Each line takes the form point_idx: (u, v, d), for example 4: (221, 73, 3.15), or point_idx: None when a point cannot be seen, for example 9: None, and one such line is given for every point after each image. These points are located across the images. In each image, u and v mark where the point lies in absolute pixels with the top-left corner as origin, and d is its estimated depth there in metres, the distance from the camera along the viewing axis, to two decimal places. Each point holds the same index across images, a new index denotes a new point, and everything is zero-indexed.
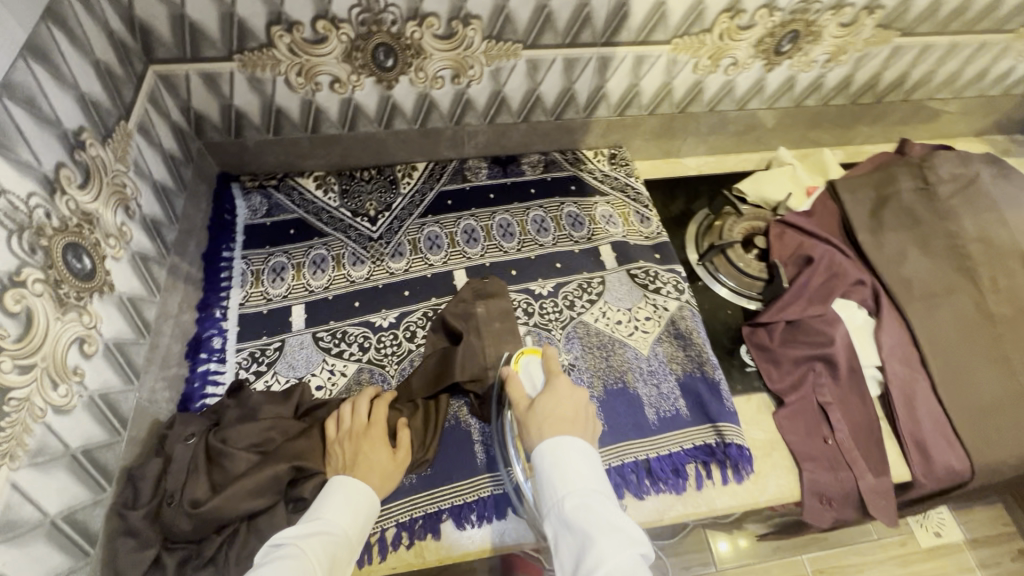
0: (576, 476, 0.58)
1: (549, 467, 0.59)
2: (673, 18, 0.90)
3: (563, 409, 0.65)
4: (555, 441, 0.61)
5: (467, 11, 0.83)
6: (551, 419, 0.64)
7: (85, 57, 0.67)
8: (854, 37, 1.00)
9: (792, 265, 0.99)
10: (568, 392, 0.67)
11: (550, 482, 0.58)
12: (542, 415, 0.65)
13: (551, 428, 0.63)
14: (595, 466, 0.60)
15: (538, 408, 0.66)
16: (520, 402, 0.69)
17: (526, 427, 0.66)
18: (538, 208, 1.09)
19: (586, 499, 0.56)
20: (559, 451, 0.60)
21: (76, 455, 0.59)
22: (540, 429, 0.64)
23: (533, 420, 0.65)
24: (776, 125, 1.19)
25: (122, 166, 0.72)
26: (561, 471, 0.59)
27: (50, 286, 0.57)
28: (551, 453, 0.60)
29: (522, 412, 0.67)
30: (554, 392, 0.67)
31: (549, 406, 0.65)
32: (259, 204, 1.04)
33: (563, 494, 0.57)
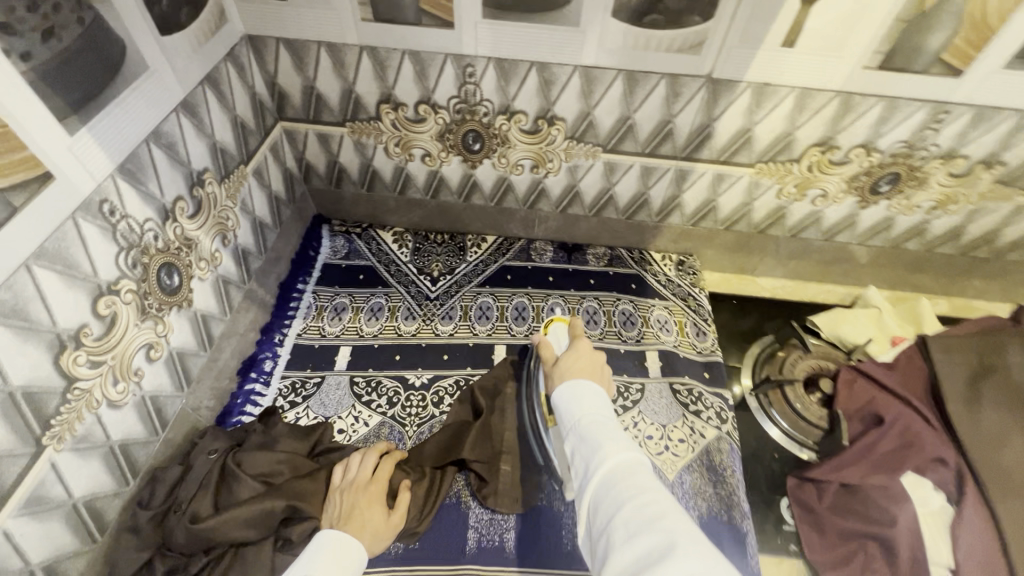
0: (594, 400, 0.60)
1: (566, 401, 0.62)
2: (759, 143, 0.89)
3: (583, 363, 0.69)
4: (573, 380, 0.64)
5: (553, 113, 0.89)
6: (572, 368, 0.69)
7: (226, 112, 0.81)
8: (967, 188, 0.92)
9: (857, 421, 0.89)
10: (588, 349, 0.72)
11: (568, 408, 0.61)
12: (563, 365, 0.70)
13: (572, 375, 0.67)
14: (608, 400, 0.62)
15: (561, 363, 0.70)
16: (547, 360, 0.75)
17: (549, 376, 0.71)
18: (593, 299, 1.09)
19: (599, 417, 0.58)
20: (576, 384, 0.63)
21: (114, 447, 0.65)
22: (561, 376, 0.68)
23: (557, 373, 0.70)
24: (869, 263, 1.10)
25: (230, 203, 0.84)
26: (579, 398, 0.61)
27: (138, 296, 0.67)
28: (569, 387, 0.63)
29: (549, 368, 0.73)
30: (575, 349, 0.72)
31: (570, 362, 0.70)
32: (340, 247, 1.14)
33: (580, 412, 0.59)
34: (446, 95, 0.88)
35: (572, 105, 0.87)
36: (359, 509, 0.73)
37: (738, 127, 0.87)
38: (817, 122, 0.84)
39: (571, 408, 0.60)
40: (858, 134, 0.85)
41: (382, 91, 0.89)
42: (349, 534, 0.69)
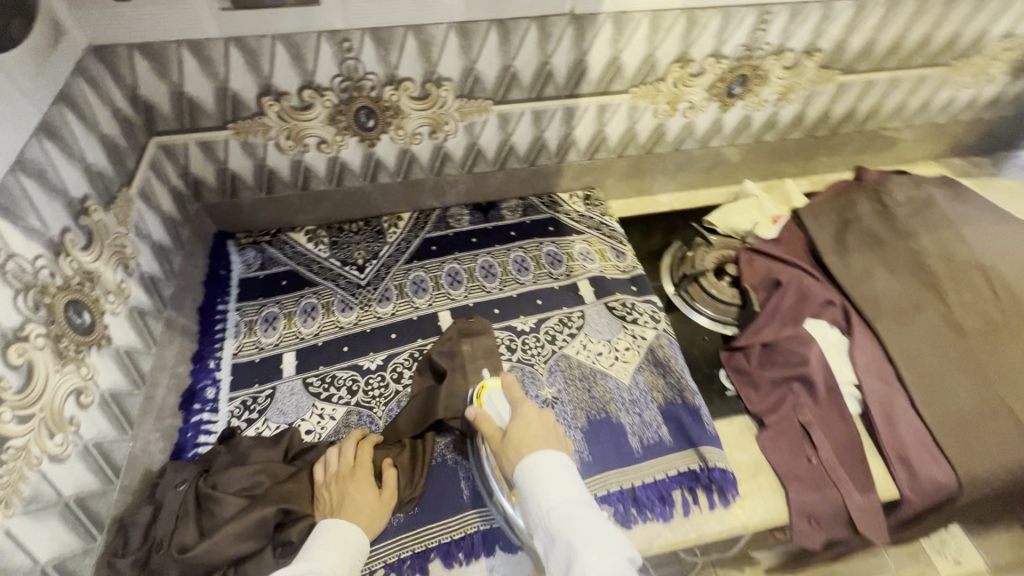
0: (557, 489, 0.65)
1: (531, 487, 0.66)
2: (628, 70, 0.98)
3: (534, 429, 0.72)
4: (531, 460, 0.68)
5: (439, 74, 0.91)
6: (525, 440, 0.71)
7: (92, 133, 0.74)
8: (800, 77, 1.08)
9: (763, 290, 1.03)
10: (534, 413, 0.74)
11: (536, 500, 0.65)
12: (516, 439, 0.72)
13: (529, 447, 0.70)
14: (574, 479, 0.67)
15: (511, 435, 0.72)
16: (492, 436, 0.75)
17: (504, 455, 0.72)
18: (519, 249, 1.14)
19: (570, 512, 0.62)
20: (539, 465, 0.67)
21: (69, 503, 0.61)
22: (519, 449, 0.70)
23: (512, 447, 0.71)
24: (740, 160, 1.26)
25: (124, 229, 0.78)
26: (544, 486, 0.65)
27: (51, 339, 0.61)
28: (531, 470, 0.67)
29: (499, 443, 0.74)
30: (521, 416, 0.74)
31: (520, 429, 0.72)
32: (253, 258, 1.09)
33: (548, 506, 0.64)
34: (329, 76, 0.88)
35: (455, 64, 0.90)
36: (351, 499, 0.74)
37: (607, 57, 0.95)
38: (671, 41, 0.95)
39: (537, 499, 0.65)
40: (706, 45, 0.97)
41: (259, 83, 0.86)
42: (346, 522, 0.71)
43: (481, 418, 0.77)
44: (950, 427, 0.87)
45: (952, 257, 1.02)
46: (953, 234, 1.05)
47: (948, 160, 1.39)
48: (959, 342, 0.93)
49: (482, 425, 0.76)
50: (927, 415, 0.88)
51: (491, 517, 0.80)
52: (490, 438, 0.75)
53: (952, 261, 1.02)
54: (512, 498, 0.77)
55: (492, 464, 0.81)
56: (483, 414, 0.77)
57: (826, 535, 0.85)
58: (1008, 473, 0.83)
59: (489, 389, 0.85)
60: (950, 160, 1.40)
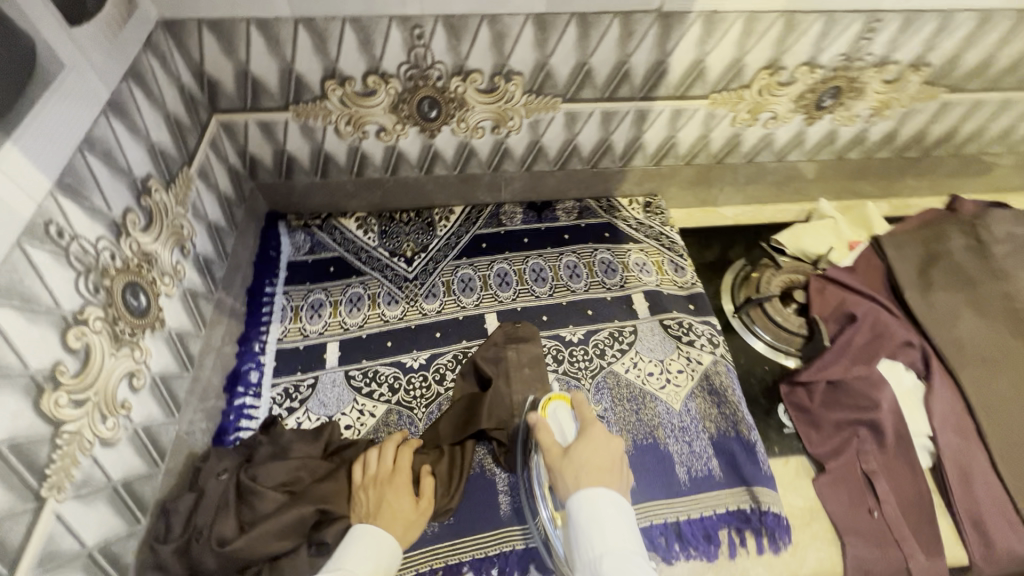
0: (612, 532, 0.60)
1: (584, 524, 0.61)
2: (711, 74, 0.91)
3: (600, 458, 0.67)
4: (592, 493, 0.63)
5: (509, 67, 0.86)
6: (588, 467, 0.66)
7: (158, 111, 0.73)
8: (900, 93, 0.98)
9: (833, 322, 0.96)
10: (604, 442, 0.68)
11: (586, 538, 0.60)
12: (578, 463, 0.66)
13: (590, 479, 0.64)
14: (629, 523, 0.62)
15: (574, 455, 0.67)
16: (550, 449, 0.70)
17: (559, 474, 0.67)
18: (571, 254, 1.10)
19: (623, 563, 0.58)
20: (596, 503, 0.62)
21: (117, 487, 0.61)
22: (578, 473, 0.65)
23: (570, 470, 0.66)
24: (817, 177, 1.17)
25: (182, 209, 0.77)
26: (599, 527, 0.61)
27: (108, 322, 0.61)
28: (587, 505, 0.62)
29: (557, 458, 0.68)
30: (590, 440, 0.68)
31: (585, 455, 0.67)
32: (303, 242, 1.08)
33: (600, 550, 0.59)
34: (395, 63, 0.84)
35: (527, 57, 0.85)
36: (386, 506, 0.72)
37: (691, 59, 0.88)
38: (764, 45, 0.87)
39: (588, 540, 0.60)
40: (802, 52, 0.89)
41: (325, 66, 0.83)
42: (379, 528, 0.70)
43: (543, 425, 0.72)
44: None
45: None
46: None
47: None
48: None
49: (540, 436, 0.72)
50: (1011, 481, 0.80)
51: (533, 537, 0.78)
52: (548, 451, 0.70)
53: None
54: (556, 522, 0.74)
55: (542, 480, 0.78)
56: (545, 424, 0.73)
57: None
58: None
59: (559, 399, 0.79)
60: None
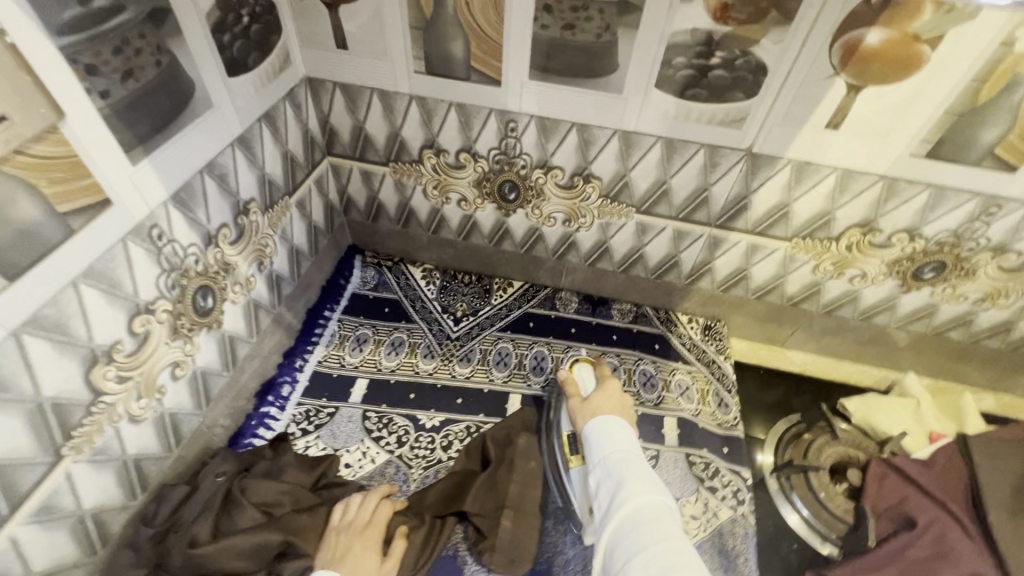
0: (622, 438, 0.69)
1: (598, 433, 0.71)
2: (796, 219, 0.88)
3: (612, 403, 0.79)
4: (607, 418, 0.73)
5: (590, 171, 0.90)
6: (602, 410, 0.77)
7: (279, 147, 0.85)
8: (1019, 284, 0.88)
9: (886, 521, 0.83)
10: (618, 392, 0.81)
11: (598, 442, 0.70)
12: (595, 407, 0.78)
13: (604, 414, 0.76)
14: (636, 440, 0.71)
15: (593, 402, 0.79)
16: (573, 396, 0.83)
17: (579, 414, 0.79)
18: (614, 355, 1.07)
19: (629, 456, 0.67)
20: (610, 420, 0.72)
21: (127, 461, 0.67)
22: (595, 411, 0.78)
23: (589, 410, 0.79)
24: (908, 348, 1.05)
25: (271, 231, 0.88)
26: (611, 436, 0.70)
27: (172, 316, 0.69)
28: (602, 423, 0.72)
29: (578, 402, 0.81)
30: (606, 391, 0.81)
31: (601, 401, 0.79)
32: (371, 278, 1.17)
33: (610, 450, 0.68)
34: (487, 146, 0.91)
35: (609, 166, 0.88)
36: (353, 556, 0.70)
37: (775, 201, 0.86)
38: (858, 204, 0.83)
39: (603, 443, 0.70)
40: (901, 219, 0.84)
41: (426, 137, 0.92)
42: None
43: (570, 378, 0.85)
44: None
45: None
46: None
47: None
48: None
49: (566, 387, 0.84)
50: None
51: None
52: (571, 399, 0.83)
53: None
54: (571, 464, 0.83)
55: (564, 428, 0.87)
56: (571, 378, 0.85)
57: None
58: None
59: (586, 364, 0.91)
60: None
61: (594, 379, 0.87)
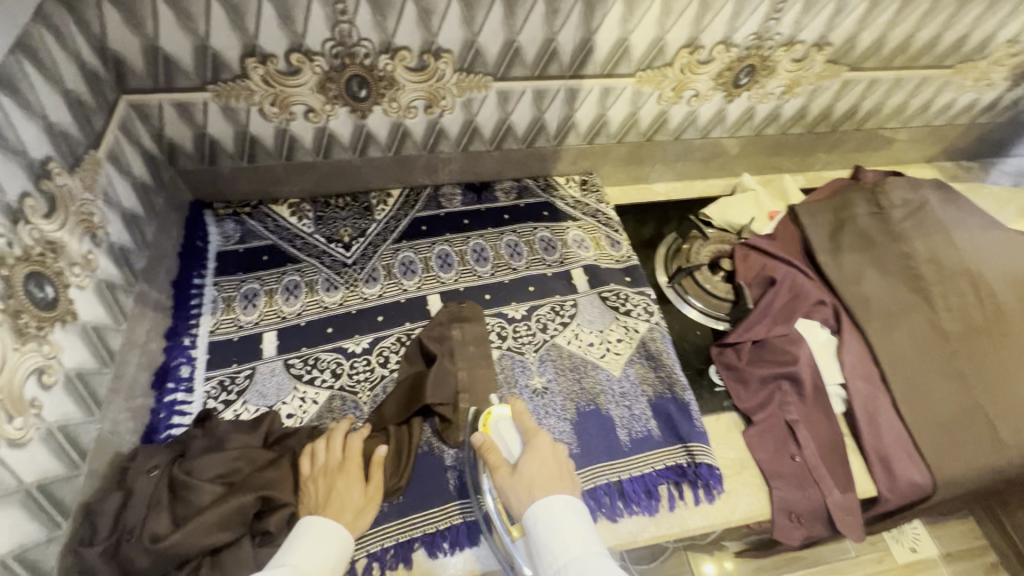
0: (572, 541, 0.58)
1: (543, 534, 0.59)
2: (635, 53, 0.94)
3: (549, 467, 0.66)
4: (547, 501, 0.61)
5: (438, 45, 0.86)
6: (539, 480, 0.64)
7: (56, 88, 0.68)
8: (806, 71, 1.06)
9: (757, 287, 1.02)
10: (551, 448, 0.68)
11: (546, 551, 0.58)
12: (527, 478, 0.65)
13: (544, 488, 0.63)
14: (589, 525, 0.60)
15: (523, 471, 0.65)
16: (499, 470, 0.67)
17: (509, 493, 0.65)
18: (511, 233, 1.11)
19: (586, 566, 0.55)
20: (554, 509, 0.60)
21: (31, 490, 0.57)
22: (530, 487, 0.64)
23: (522, 484, 0.64)
24: (739, 152, 1.24)
25: (91, 196, 0.73)
26: (558, 535, 0.58)
27: (8, 315, 0.56)
28: (545, 517, 0.60)
29: (505, 476, 0.66)
30: (537, 451, 0.68)
31: (534, 466, 0.66)
32: (232, 231, 1.04)
33: (562, 561, 0.56)
34: (319, 40, 0.81)
35: (455, 35, 0.85)
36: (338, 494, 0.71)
37: (615, 37, 0.91)
38: (682, 25, 0.91)
39: (550, 546, 0.58)
40: (717, 32, 0.94)
41: (243, 42, 0.79)
42: (330, 517, 0.68)
43: (489, 445, 0.70)
44: (929, 430, 0.88)
45: (942, 261, 1.02)
46: (946, 240, 1.04)
47: (944, 164, 1.40)
48: (945, 348, 0.94)
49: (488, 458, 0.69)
50: (910, 418, 0.90)
51: (472, 512, 0.78)
52: (496, 471, 0.68)
53: (940, 266, 1.02)
54: (513, 534, 0.68)
55: (495, 497, 0.71)
56: (490, 442, 0.70)
57: (805, 533, 0.86)
58: (984, 477, 0.86)
59: (500, 415, 0.76)
60: (942, 163, 1.41)
61: (519, 433, 0.72)
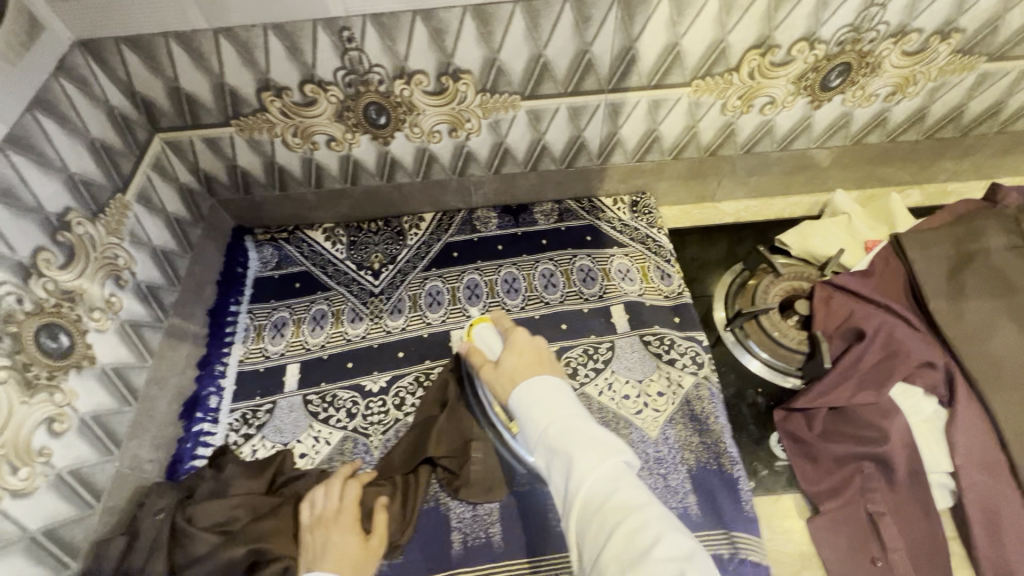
0: (550, 407, 0.54)
1: (525, 409, 0.56)
2: (690, 58, 0.79)
3: (527, 358, 0.65)
4: (526, 384, 0.58)
5: (455, 66, 0.78)
6: (518, 370, 0.63)
7: (78, 139, 0.70)
8: (925, 65, 0.83)
9: (838, 339, 0.84)
10: (526, 342, 0.67)
11: (529, 421, 0.55)
12: (507, 369, 0.64)
13: (522, 373, 0.61)
14: (572, 397, 0.56)
15: (503, 364, 0.65)
16: (484, 368, 0.68)
17: (494, 385, 0.65)
18: (548, 261, 1.01)
19: (568, 423, 0.52)
20: (533, 387, 0.57)
21: (35, 536, 0.60)
22: (509, 377, 0.63)
23: (502, 375, 0.64)
24: (832, 164, 1.03)
25: (115, 239, 0.75)
26: (538, 404, 0.55)
27: (16, 371, 0.59)
28: (526, 394, 0.56)
29: (490, 372, 0.66)
30: (513, 345, 0.67)
31: (512, 359, 0.65)
32: (270, 256, 1.05)
33: (543, 424, 0.53)
34: (330, 69, 0.77)
35: (473, 53, 0.76)
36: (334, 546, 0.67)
37: (663, 43, 0.77)
38: (748, 22, 0.75)
39: (532, 417, 0.55)
40: (797, 26, 0.76)
41: (257, 77, 0.77)
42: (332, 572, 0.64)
43: (472, 350, 0.71)
44: None
45: None
46: None
47: None
48: None
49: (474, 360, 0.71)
50: None
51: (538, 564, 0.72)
52: (482, 369, 0.68)
53: None
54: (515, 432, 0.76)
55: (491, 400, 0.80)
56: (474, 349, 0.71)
57: None
58: None
59: (483, 321, 0.77)
60: None
61: (500, 336, 0.73)
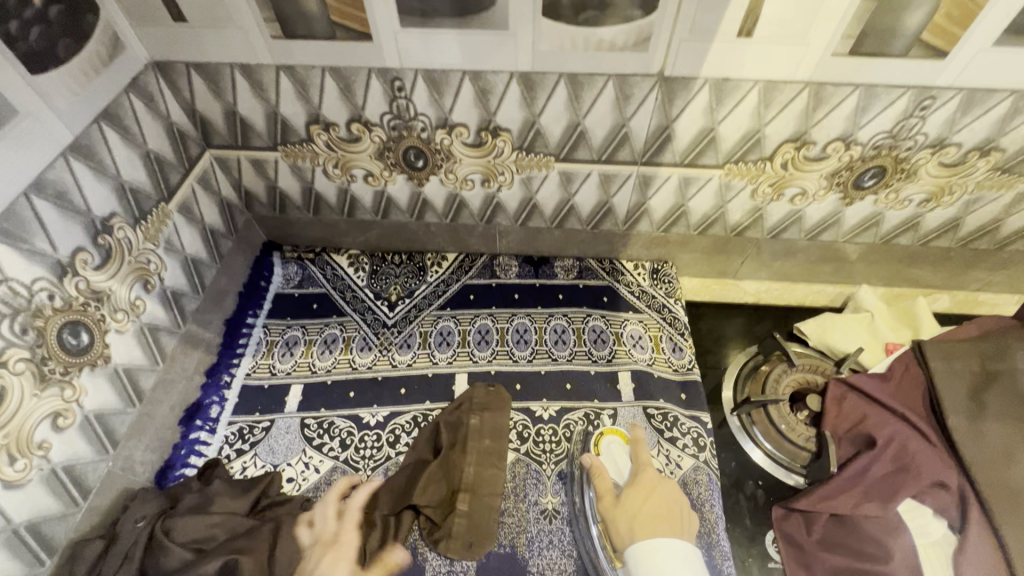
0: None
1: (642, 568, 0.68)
2: (725, 143, 0.81)
3: (646, 497, 0.75)
4: (648, 542, 0.69)
5: (496, 124, 0.81)
6: (642, 521, 0.72)
7: (134, 149, 0.74)
8: (962, 178, 0.83)
9: (848, 443, 0.81)
10: (663, 489, 0.76)
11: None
12: (631, 514, 0.73)
13: (643, 529, 0.71)
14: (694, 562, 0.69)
15: (624, 504, 0.75)
16: (604, 497, 0.77)
17: (612, 521, 0.74)
18: (561, 317, 1.01)
19: None
20: (652, 551, 0.68)
21: (18, 529, 0.61)
22: (631, 527, 0.72)
23: (620, 516, 0.74)
24: (859, 259, 1.02)
25: (151, 245, 0.78)
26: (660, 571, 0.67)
27: (33, 364, 0.61)
28: (643, 556, 0.68)
29: (610, 505, 0.76)
30: (641, 486, 0.77)
31: (635, 502, 0.75)
32: (293, 274, 1.08)
33: None
34: (378, 112, 0.81)
35: (515, 114, 0.79)
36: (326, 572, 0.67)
37: (700, 126, 0.79)
38: (786, 117, 0.76)
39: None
40: (833, 127, 0.77)
41: (309, 112, 0.82)
42: None
43: (599, 471, 0.80)
44: None
45: None
46: None
47: None
48: None
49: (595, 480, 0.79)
50: None
51: None
52: (602, 495, 0.77)
53: None
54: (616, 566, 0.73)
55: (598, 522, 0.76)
56: (599, 467, 0.80)
57: None
58: None
59: (613, 435, 0.86)
60: None
61: (629, 460, 0.82)
